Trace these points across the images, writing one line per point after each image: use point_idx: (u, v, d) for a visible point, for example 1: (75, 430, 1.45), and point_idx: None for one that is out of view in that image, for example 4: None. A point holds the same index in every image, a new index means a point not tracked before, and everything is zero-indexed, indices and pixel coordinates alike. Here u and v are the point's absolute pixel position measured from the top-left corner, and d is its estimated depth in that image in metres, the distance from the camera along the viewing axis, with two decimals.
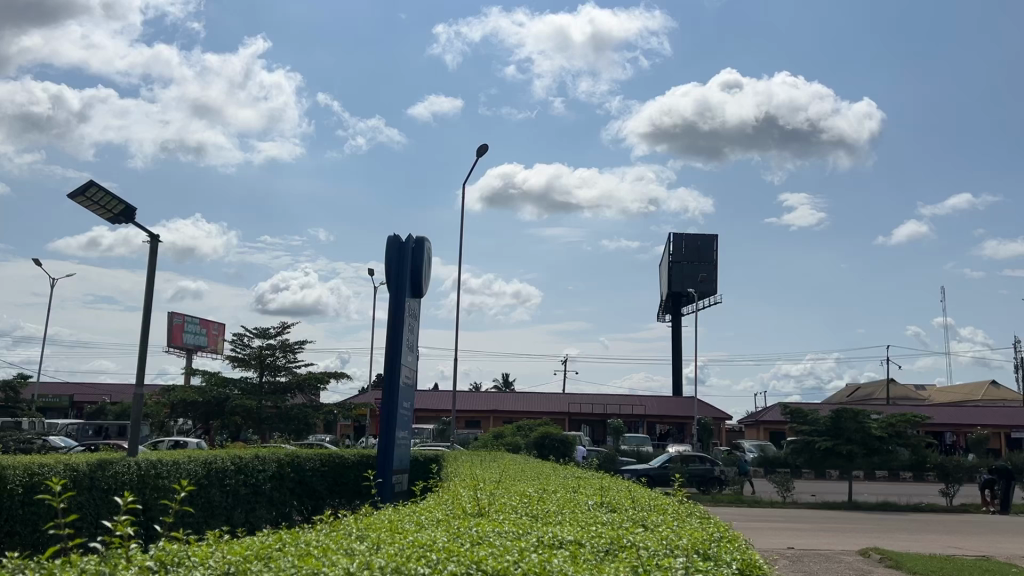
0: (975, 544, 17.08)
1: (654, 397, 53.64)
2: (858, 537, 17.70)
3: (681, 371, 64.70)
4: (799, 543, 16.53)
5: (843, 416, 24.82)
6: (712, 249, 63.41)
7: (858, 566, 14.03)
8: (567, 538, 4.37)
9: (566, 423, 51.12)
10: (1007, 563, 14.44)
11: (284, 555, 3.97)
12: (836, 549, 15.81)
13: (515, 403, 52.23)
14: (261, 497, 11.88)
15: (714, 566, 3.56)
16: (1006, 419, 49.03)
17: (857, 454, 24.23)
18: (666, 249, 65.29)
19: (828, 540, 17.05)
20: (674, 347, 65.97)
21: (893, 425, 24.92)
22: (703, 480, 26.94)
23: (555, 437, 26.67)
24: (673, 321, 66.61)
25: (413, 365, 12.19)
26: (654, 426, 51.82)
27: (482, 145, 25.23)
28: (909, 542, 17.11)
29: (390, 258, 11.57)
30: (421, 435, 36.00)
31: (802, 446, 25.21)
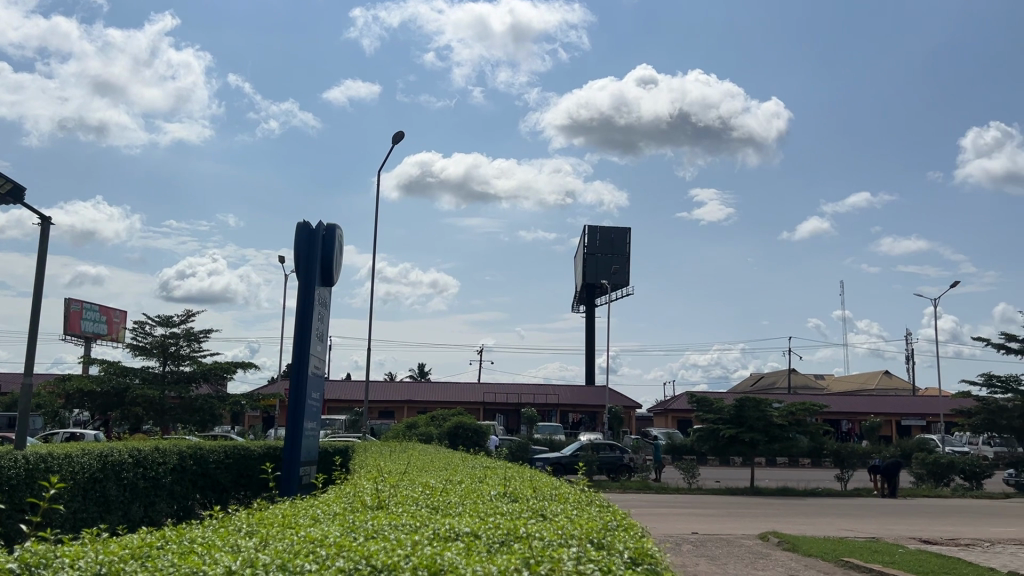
0: (866, 527, 17.87)
1: (567, 386, 54.28)
2: (759, 522, 18.24)
3: (594, 361, 65.66)
4: (703, 528, 16.96)
5: (746, 404, 25.60)
6: (626, 241, 64.44)
7: (757, 550, 14.44)
8: (464, 530, 4.32)
9: (480, 413, 51.20)
10: (895, 544, 15.14)
11: (164, 554, 3.79)
12: (737, 534, 16.27)
13: (429, 392, 51.98)
14: (161, 491, 11.43)
15: (606, 556, 3.55)
16: (896, 407, 51.70)
17: (759, 442, 25.01)
18: (580, 241, 66.03)
19: (730, 525, 17.54)
20: (587, 338, 66.86)
21: (794, 413, 25.87)
22: (613, 467, 27.39)
23: (468, 427, 26.64)
24: (587, 312, 67.42)
25: (322, 355, 11.92)
26: (566, 415, 52.42)
27: (398, 133, 24.94)
28: (805, 526, 17.77)
29: (299, 244, 11.27)
30: (333, 425, 35.39)
31: (708, 434, 25.90)
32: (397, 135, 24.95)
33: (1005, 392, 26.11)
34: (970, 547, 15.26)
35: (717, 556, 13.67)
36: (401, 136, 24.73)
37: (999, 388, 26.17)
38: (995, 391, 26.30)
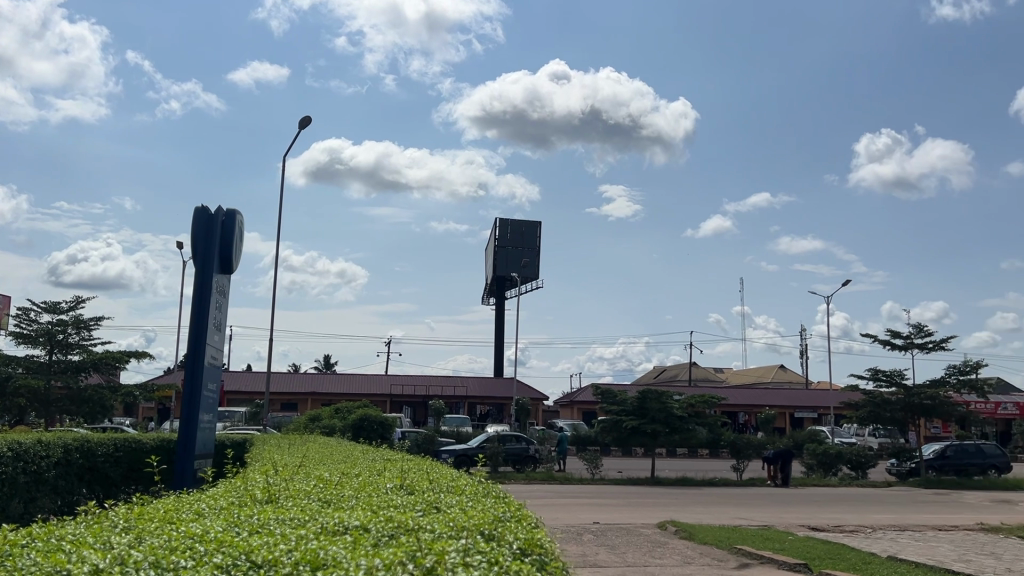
0: (759, 515, 18.54)
1: (475, 378, 54.37)
2: (658, 511, 18.70)
3: (503, 353, 65.96)
4: (604, 518, 17.26)
5: (649, 396, 26.17)
6: (536, 235, 64.83)
7: (655, 538, 14.77)
8: (353, 523, 4.23)
9: (387, 405, 50.73)
10: (785, 532, 15.75)
11: (26, 552, 3.55)
12: (637, 523, 16.59)
13: (334, 383, 51.18)
14: (43, 486, 10.83)
15: (496, 548, 3.51)
16: (790, 400, 53.90)
17: (660, 433, 25.59)
18: (491, 234, 66.09)
19: (631, 515, 17.90)
20: (496, 330, 67.10)
21: (693, 405, 26.54)
22: (518, 459, 27.58)
23: (373, 419, 26.25)
24: (497, 304, 67.60)
25: (220, 345, 11.51)
26: (474, 407, 52.49)
27: (305, 118, 24.36)
28: (702, 515, 18.32)
29: (197, 229, 10.84)
30: (233, 418, 34.43)
31: (611, 425, 26.32)
32: (305, 119, 24.34)
33: (889, 386, 27.51)
34: (854, 532, 16.03)
35: (616, 545, 13.91)
36: (309, 121, 24.18)
37: (884, 382, 27.56)
38: (881, 385, 27.69)
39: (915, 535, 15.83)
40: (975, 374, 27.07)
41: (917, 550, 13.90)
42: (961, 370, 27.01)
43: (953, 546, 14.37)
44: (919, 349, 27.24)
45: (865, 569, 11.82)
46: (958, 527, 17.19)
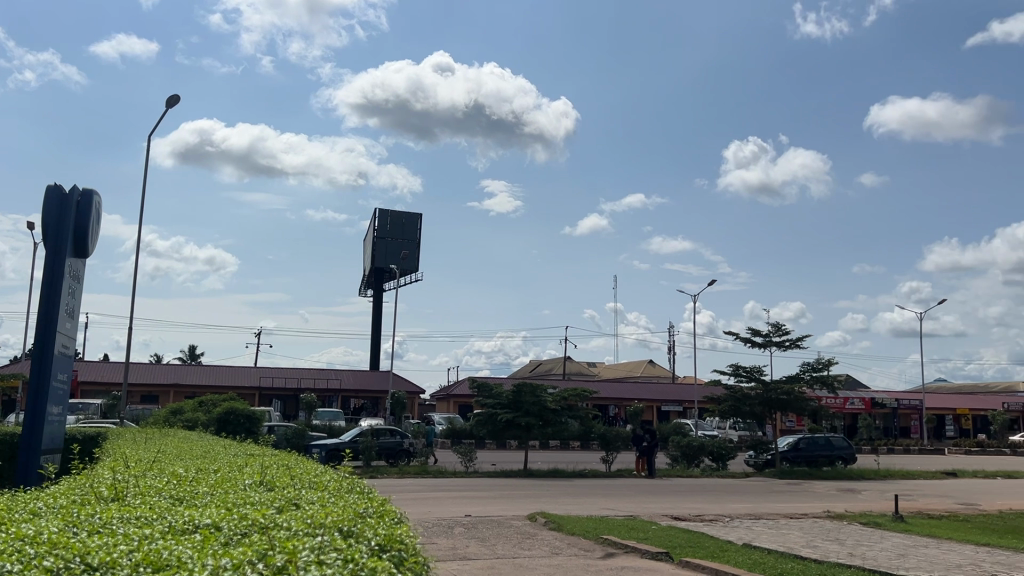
0: (625, 505, 19.13)
1: (349, 371, 53.42)
2: (528, 503, 18.91)
3: (379, 346, 65.16)
4: (475, 511, 17.28)
5: (523, 390, 26.43)
6: (416, 227, 64.27)
7: (525, 530, 14.93)
8: (204, 521, 4.04)
9: (255, 399, 49.19)
10: (649, 521, 16.30)
11: None
12: (508, 515, 16.72)
13: (199, 375, 49.09)
14: None
15: (353, 545, 3.41)
16: (658, 394, 55.82)
17: (533, 426, 25.95)
18: (369, 225, 65.04)
19: (501, 507, 18.04)
20: (373, 322, 66.18)
21: (566, 399, 27.02)
22: (392, 453, 27.27)
23: (241, 412, 25.31)
24: (374, 296, 66.63)
25: (71, 333, 10.76)
26: (347, 401, 51.61)
27: (173, 96, 23.21)
28: (570, 506, 18.70)
29: (48, 208, 10.03)
30: (86, 411, 32.40)
31: (486, 418, 26.45)
32: (172, 97, 23.18)
33: (749, 381, 28.92)
34: (713, 521, 16.77)
35: (487, 537, 13.98)
36: (177, 99, 23.02)
37: (744, 378, 28.94)
38: (741, 380, 29.06)
39: (768, 523, 16.70)
40: (826, 370, 28.82)
41: (770, 537, 14.69)
42: (815, 367, 28.66)
43: (802, 533, 15.25)
44: (777, 346, 28.76)
45: (722, 556, 12.35)
46: (807, 514, 18.28)
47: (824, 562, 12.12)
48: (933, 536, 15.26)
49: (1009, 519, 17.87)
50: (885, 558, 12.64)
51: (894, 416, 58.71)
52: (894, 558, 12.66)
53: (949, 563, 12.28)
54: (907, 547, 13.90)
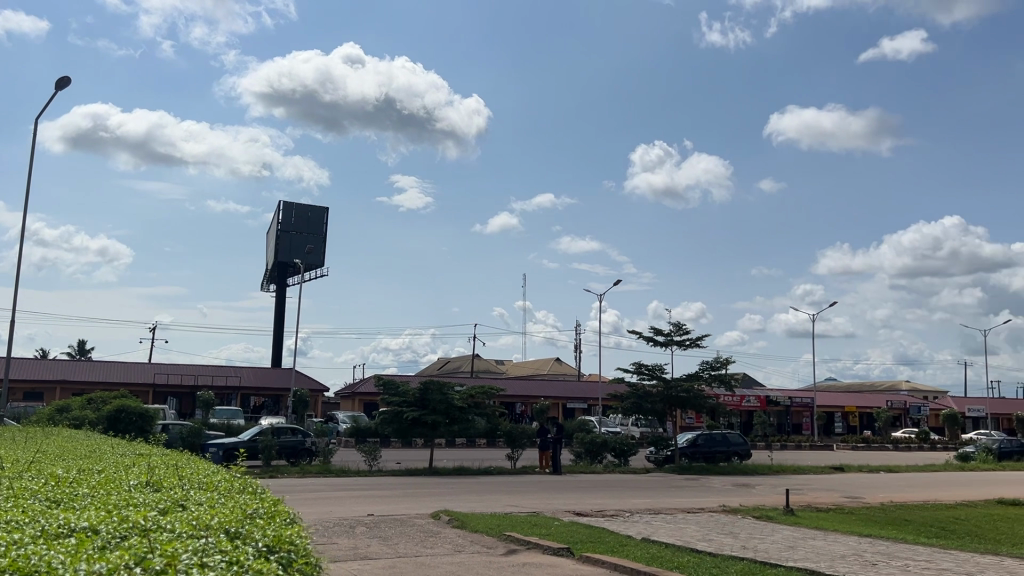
0: (528, 502, 19.27)
1: (250, 367, 52.01)
2: (432, 501, 18.79)
3: (281, 342, 63.69)
4: (377, 510, 17.08)
5: (430, 387, 26.27)
6: (322, 221, 63.08)
7: (428, 528, 14.83)
8: (81, 524, 3.82)
9: (149, 396, 47.37)
10: (552, 517, 16.46)
11: None
12: (411, 514, 16.58)
13: (89, 371, 46.90)
14: None
15: (238, 547, 3.28)
16: (564, 391, 56.50)
17: (440, 424, 25.85)
18: (273, 217, 63.45)
19: (404, 505, 17.87)
20: (275, 317, 64.63)
21: (473, 396, 26.96)
22: (293, 452, 26.67)
23: (132, 411, 24.26)
24: (277, 291, 65.07)
25: None
26: (247, 399, 50.29)
27: (63, 80, 21.99)
28: (474, 503, 18.68)
29: None
30: None
31: (391, 416, 26.11)
32: (61, 80, 21.94)
33: (651, 379, 29.57)
34: (614, 517, 17.08)
35: (389, 537, 13.81)
36: (66, 81, 21.81)
37: (646, 375, 29.57)
38: (643, 378, 29.69)
39: (666, 517, 17.11)
40: (724, 369, 29.74)
41: (668, 531, 15.04)
42: (713, 365, 29.55)
43: (699, 527, 15.68)
44: (678, 345, 29.53)
45: (621, 551, 12.57)
46: (703, 509, 18.82)
47: (719, 555, 12.48)
48: (820, 528, 15.93)
49: (890, 511, 18.84)
50: (776, 550, 13.09)
51: (787, 413, 61.18)
52: (783, 550, 13.15)
53: (834, 554, 12.83)
54: (797, 539, 14.45)
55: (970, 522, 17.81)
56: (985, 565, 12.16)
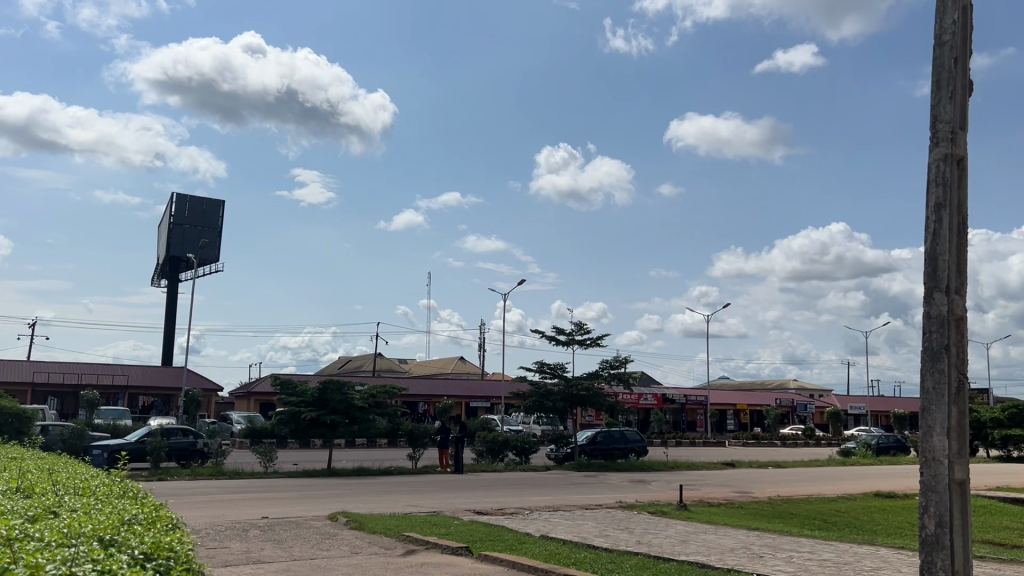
0: (427, 502, 19.14)
1: (139, 366, 49.86)
2: (329, 502, 18.46)
3: (173, 339, 61.31)
4: (272, 512, 16.65)
5: (329, 387, 25.78)
6: (217, 214, 61.12)
7: (324, 530, 14.53)
8: None
9: (27, 395, 44.83)
10: (452, 517, 16.41)
11: None
12: (307, 516, 16.22)
13: None
14: None
15: (111, 556, 3.12)
16: (466, 390, 56.52)
17: (339, 424, 25.46)
18: (165, 210, 60.99)
19: (300, 507, 17.50)
20: (167, 313, 62.20)
21: (374, 396, 26.62)
22: (183, 454, 25.74)
23: (8, 411, 22.89)
24: (169, 287, 62.63)
25: None
26: (135, 398, 48.21)
27: None
28: (371, 504, 18.43)
29: None
30: None
31: (288, 416, 25.49)
32: None
33: (552, 377, 29.91)
34: (513, 515, 17.16)
35: (283, 540, 13.46)
36: None
37: (548, 374, 29.89)
38: (545, 376, 29.99)
39: (564, 514, 17.32)
40: (623, 367, 30.35)
41: (566, 528, 15.23)
42: (613, 364, 30.09)
43: (596, 524, 15.92)
44: (579, 344, 29.97)
45: (519, 549, 12.65)
46: (601, 505, 19.14)
47: (614, 550, 12.72)
48: (712, 522, 16.44)
49: (777, 505, 19.62)
50: (669, 545, 13.44)
51: (682, 411, 63.04)
52: (676, 544, 13.50)
53: (724, 547, 13.26)
54: (689, 533, 14.86)
55: (849, 514, 18.73)
56: (862, 555, 12.79)
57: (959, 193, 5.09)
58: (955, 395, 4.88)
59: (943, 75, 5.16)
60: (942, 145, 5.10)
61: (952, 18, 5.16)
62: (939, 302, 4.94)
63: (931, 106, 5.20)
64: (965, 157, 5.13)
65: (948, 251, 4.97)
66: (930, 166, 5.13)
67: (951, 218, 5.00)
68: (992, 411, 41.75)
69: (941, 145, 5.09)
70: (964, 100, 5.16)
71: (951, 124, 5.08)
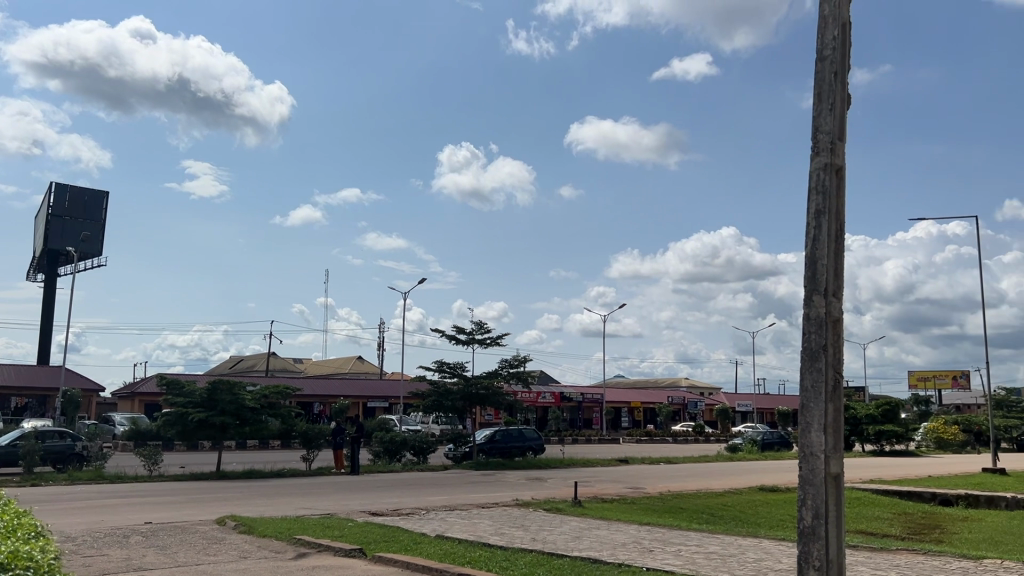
0: (321, 504, 18.78)
1: (12, 365, 46.99)
2: (216, 506, 17.85)
3: (50, 337, 58.04)
4: (155, 518, 15.97)
5: (219, 387, 24.91)
6: (100, 206, 58.20)
7: (211, 535, 14.06)
8: None
9: None
10: (346, 518, 16.15)
11: None
12: (193, 521, 15.65)
13: None
14: None
15: None
16: (364, 390, 55.77)
17: (229, 425, 24.66)
18: (43, 200, 57.64)
19: (185, 512, 16.84)
20: (44, 310, 58.85)
21: (267, 397, 25.88)
22: (59, 458, 24.39)
23: None
24: (47, 282, 59.23)
25: None
26: (7, 399, 45.43)
27: None
28: (261, 507, 17.93)
29: None
30: None
31: (175, 418, 24.50)
32: None
33: (452, 377, 29.87)
34: (409, 515, 17.04)
35: (168, 546, 12.94)
36: None
37: (447, 374, 29.82)
38: (444, 376, 29.91)
39: (460, 513, 17.32)
40: (522, 366, 30.57)
41: (462, 527, 15.23)
42: (512, 363, 30.29)
43: (491, 522, 15.97)
44: (479, 344, 30.04)
45: (414, 549, 12.56)
46: (497, 504, 19.22)
47: (510, 548, 12.80)
48: (605, 518, 16.74)
49: (669, 500, 20.18)
50: (563, 541, 13.65)
51: (579, 409, 64.06)
52: (570, 541, 13.70)
53: (616, 542, 13.56)
54: (583, 529, 15.10)
55: (734, 508, 19.42)
56: (747, 547, 13.32)
57: (837, 202, 5.35)
58: (832, 393, 5.12)
59: (823, 89, 5.42)
60: (823, 154, 5.34)
61: (832, 35, 5.42)
62: (818, 304, 5.17)
63: (813, 116, 5.45)
64: (843, 167, 5.41)
65: (826, 255, 5.22)
66: (811, 174, 5.38)
67: (830, 224, 5.26)
68: (867, 407, 44.17)
69: (821, 155, 5.34)
70: (842, 113, 5.42)
71: (830, 135, 5.34)
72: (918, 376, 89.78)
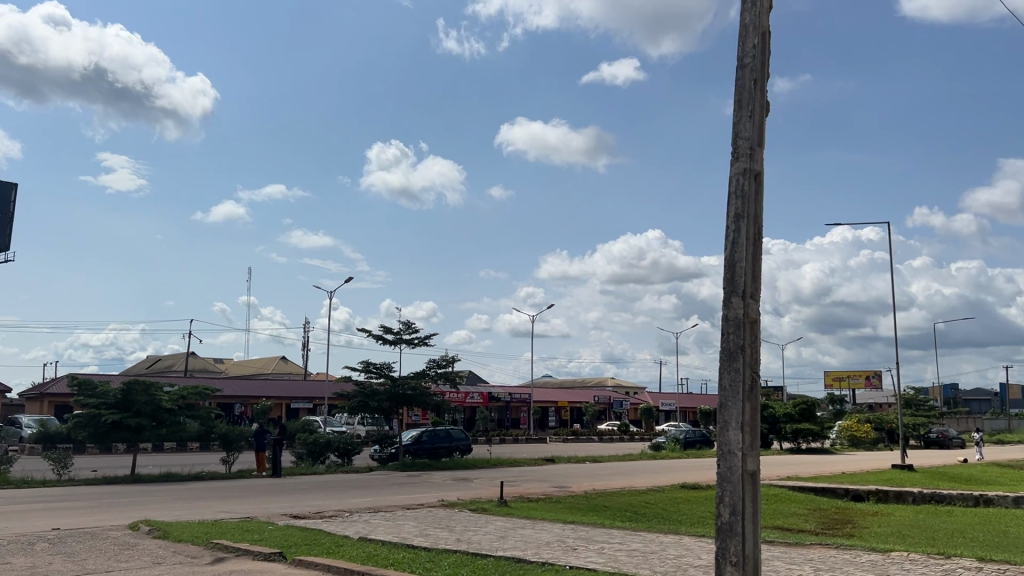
0: (241, 507, 18.33)
1: None
2: (129, 511, 17.23)
3: None
4: (63, 524, 15.31)
5: (134, 388, 24.06)
6: (9, 200, 55.65)
7: (123, 541, 13.58)
8: None
9: None
10: (265, 521, 15.81)
11: None
12: (104, 526, 15.09)
13: None
14: None
15: None
16: (287, 391, 54.74)
17: (144, 427, 23.91)
18: None
19: (96, 517, 16.21)
20: None
21: (184, 398, 25.13)
22: None
23: None
24: None
25: None
26: None
27: None
28: (178, 511, 17.38)
29: None
30: None
31: (87, 420, 23.59)
32: None
33: (379, 377, 29.57)
34: (332, 517, 16.79)
35: (76, 553, 12.44)
36: None
37: (374, 374, 29.51)
38: (371, 376, 29.59)
39: (384, 515, 17.15)
40: (450, 366, 30.47)
41: (385, 529, 15.09)
42: (440, 363, 30.16)
43: (415, 523, 15.88)
44: (406, 344, 29.83)
45: (335, 551, 12.37)
46: (422, 505, 19.10)
47: (434, 549, 12.73)
48: (529, 518, 16.80)
49: (593, 499, 20.39)
50: (487, 541, 13.65)
51: (506, 408, 64.18)
52: (494, 541, 13.70)
53: (539, 541, 13.64)
54: (507, 529, 15.14)
55: (657, 505, 19.74)
56: (667, 544, 13.57)
57: (755, 206, 5.48)
58: (749, 393, 5.24)
59: (744, 96, 5.55)
60: (742, 160, 5.47)
61: (753, 43, 5.54)
62: (736, 305, 5.29)
63: (734, 123, 5.58)
64: (761, 173, 5.54)
65: (745, 258, 5.34)
66: (731, 178, 5.50)
67: (748, 228, 5.38)
68: (785, 406, 45.52)
69: (740, 160, 5.47)
70: (762, 120, 5.57)
71: (749, 141, 5.47)
72: (833, 376, 92.83)
